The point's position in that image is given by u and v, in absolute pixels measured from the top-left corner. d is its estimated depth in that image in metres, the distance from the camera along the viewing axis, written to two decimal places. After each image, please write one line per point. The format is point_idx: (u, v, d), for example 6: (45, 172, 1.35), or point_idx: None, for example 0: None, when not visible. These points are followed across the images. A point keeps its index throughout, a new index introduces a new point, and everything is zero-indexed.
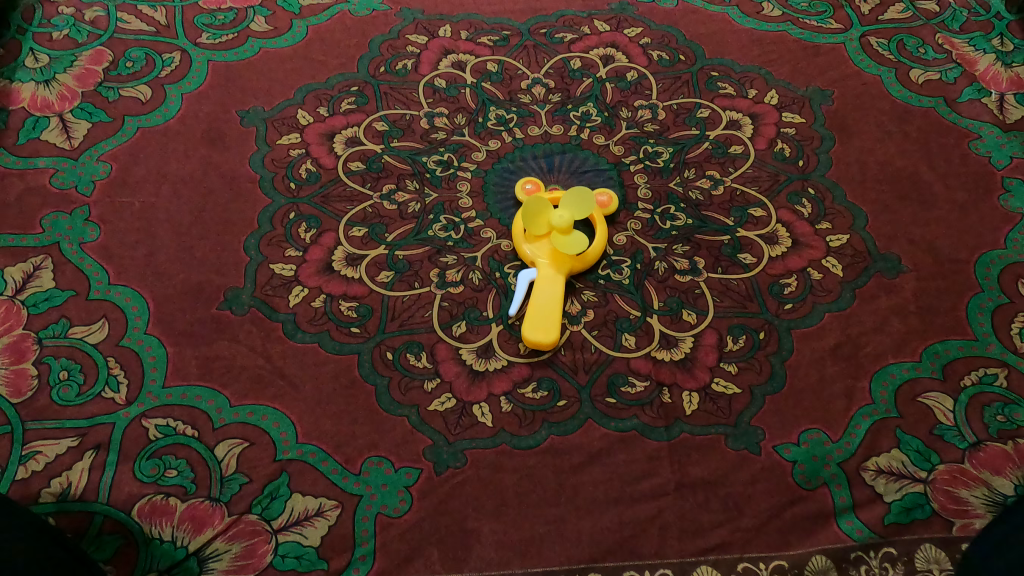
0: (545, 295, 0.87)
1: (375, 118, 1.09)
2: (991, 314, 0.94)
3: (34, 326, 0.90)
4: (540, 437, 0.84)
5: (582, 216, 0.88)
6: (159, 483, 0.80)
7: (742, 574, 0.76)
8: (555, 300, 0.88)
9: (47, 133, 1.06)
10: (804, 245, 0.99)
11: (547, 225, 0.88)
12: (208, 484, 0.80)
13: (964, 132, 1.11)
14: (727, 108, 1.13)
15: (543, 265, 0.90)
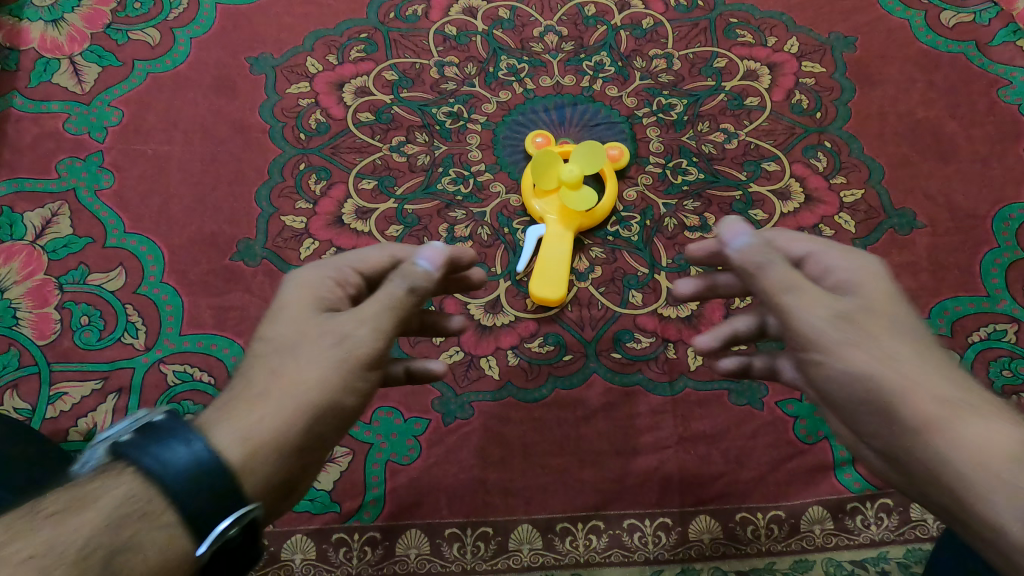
0: (555, 253, 0.88)
1: (384, 67, 1.08)
2: (1005, 270, 0.93)
3: (55, 271, 0.93)
4: (546, 390, 0.85)
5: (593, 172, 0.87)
6: None
7: (739, 523, 0.79)
8: (565, 257, 0.89)
9: (59, 77, 1.06)
10: (817, 201, 0.98)
11: (557, 182, 0.88)
12: None
13: (994, 79, 1.08)
14: (745, 58, 1.10)
15: (553, 222, 0.90)
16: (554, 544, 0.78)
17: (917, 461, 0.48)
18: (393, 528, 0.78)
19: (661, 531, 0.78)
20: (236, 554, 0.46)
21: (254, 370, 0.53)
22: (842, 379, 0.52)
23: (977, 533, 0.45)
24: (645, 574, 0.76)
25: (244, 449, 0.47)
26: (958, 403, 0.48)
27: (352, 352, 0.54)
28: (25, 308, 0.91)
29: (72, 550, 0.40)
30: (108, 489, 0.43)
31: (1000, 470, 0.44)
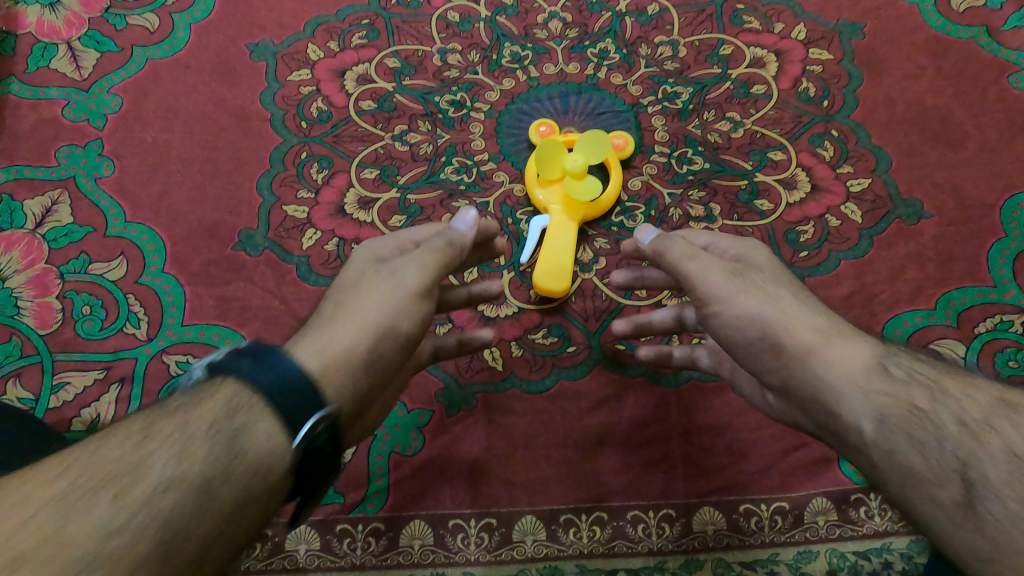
0: (559, 243, 0.87)
1: (386, 55, 1.06)
2: (1012, 259, 0.92)
3: (56, 260, 0.92)
4: (549, 381, 0.85)
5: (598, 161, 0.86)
6: None
7: (743, 515, 0.78)
8: (569, 246, 0.88)
9: (57, 62, 1.05)
10: (823, 190, 0.97)
11: (560, 171, 0.87)
12: None
13: (1004, 65, 1.06)
14: (752, 45, 1.08)
15: (556, 211, 0.89)
16: (558, 535, 0.77)
17: (797, 381, 0.56)
18: (397, 519, 0.78)
19: (665, 522, 0.78)
20: (325, 456, 0.49)
21: (326, 308, 0.61)
22: (735, 322, 0.61)
23: (845, 438, 0.52)
24: (648, 565, 0.76)
25: (323, 361, 0.53)
26: (828, 331, 0.57)
27: (408, 285, 0.62)
28: (26, 297, 0.90)
29: (198, 437, 0.44)
30: (217, 391, 0.47)
31: (856, 379, 0.52)
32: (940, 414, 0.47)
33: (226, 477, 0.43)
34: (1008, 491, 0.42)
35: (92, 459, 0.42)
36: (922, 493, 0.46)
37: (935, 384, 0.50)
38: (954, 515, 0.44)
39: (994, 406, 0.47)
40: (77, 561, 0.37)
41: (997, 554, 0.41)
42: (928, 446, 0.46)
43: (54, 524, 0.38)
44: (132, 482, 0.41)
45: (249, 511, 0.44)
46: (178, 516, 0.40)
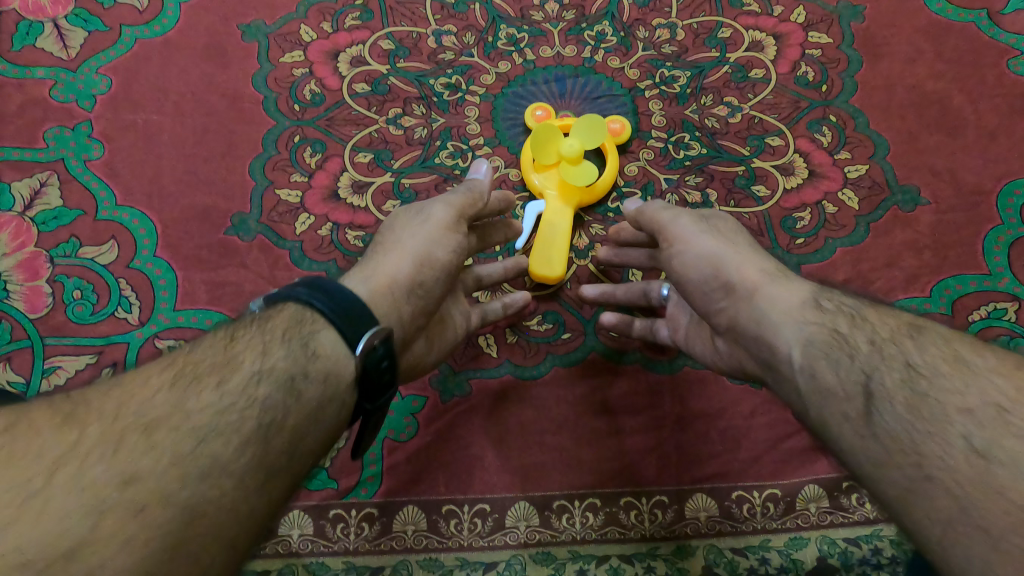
0: (555, 229, 0.87)
1: (380, 36, 1.05)
2: (1008, 247, 0.92)
3: (46, 244, 0.91)
4: (543, 368, 0.85)
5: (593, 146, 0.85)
6: None
7: (735, 502, 0.79)
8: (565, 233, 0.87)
9: (43, 41, 1.03)
10: (820, 176, 0.96)
11: (556, 157, 0.86)
12: None
13: (1004, 50, 1.05)
14: (751, 28, 1.07)
15: (552, 197, 0.88)
16: (551, 521, 0.78)
17: (742, 320, 0.62)
18: (391, 504, 0.78)
19: (657, 509, 0.78)
20: (383, 371, 0.56)
21: (372, 251, 0.70)
22: (688, 271, 0.67)
23: (780, 369, 0.58)
24: (641, 551, 0.77)
25: (369, 286, 0.62)
26: (773, 273, 0.63)
27: (440, 224, 0.70)
28: (16, 280, 0.89)
29: (277, 344, 0.52)
30: (283, 310, 0.55)
31: (790, 312, 0.58)
32: (857, 336, 0.53)
33: (306, 374, 0.51)
34: (898, 397, 0.47)
35: (194, 359, 0.50)
36: (835, 408, 0.51)
37: (857, 313, 0.55)
38: (855, 422, 0.49)
39: (903, 328, 0.52)
40: (201, 431, 0.44)
41: (885, 454, 0.46)
42: (842, 362, 0.51)
43: (176, 403, 0.45)
44: (231, 376, 0.49)
45: (324, 405, 0.51)
46: (272, 400, 0.48)
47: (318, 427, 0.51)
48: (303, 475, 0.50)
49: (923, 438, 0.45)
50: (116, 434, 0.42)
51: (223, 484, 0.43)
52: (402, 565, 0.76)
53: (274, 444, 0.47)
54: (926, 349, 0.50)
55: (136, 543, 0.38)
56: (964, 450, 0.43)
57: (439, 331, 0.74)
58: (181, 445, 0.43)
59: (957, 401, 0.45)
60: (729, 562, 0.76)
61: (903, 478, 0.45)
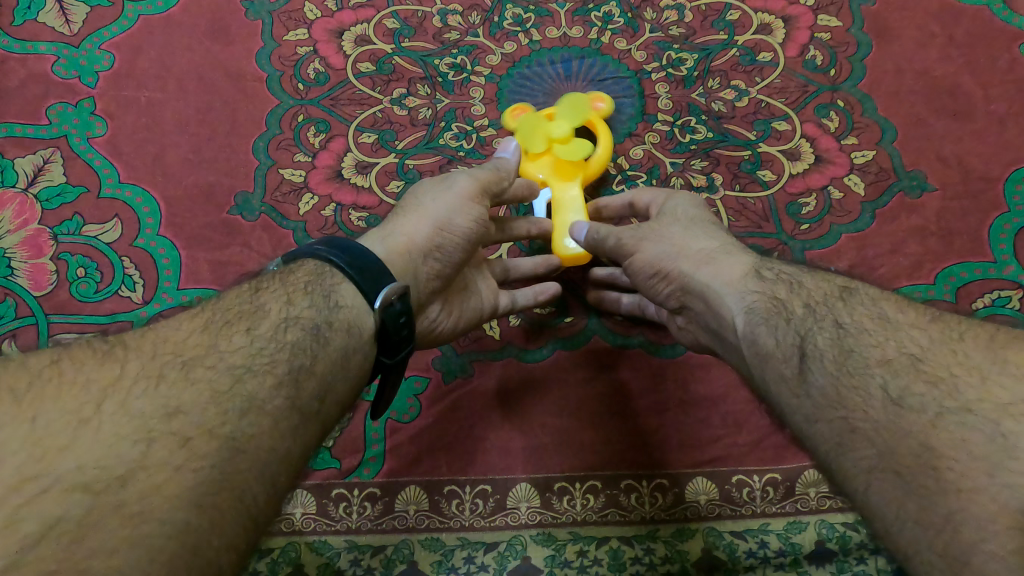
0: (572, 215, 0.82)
1: (385, 15, 1.04)
2: (1014, 235, 0.92)
3: (49, 221, 0.91)
4: (546, 350, 0.85)
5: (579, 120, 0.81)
6: None
7: (735, 486, 0.79)
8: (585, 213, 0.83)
9: (45, 16, 1.02)
10: (827, 161, 0.96)
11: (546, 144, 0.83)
12: None
13: (1016, 35, 1.04)
14: (759, 10, 1.06)
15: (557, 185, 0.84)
16: (552, 503, 0.78)
17: (692, 298, 0.65)
18: (393, 484, 0.79)
19: (658, 491, 0.79)
20: (401, 327, 0.59)
21: (395, 213, 0.72)
22: (640, 256, 0.69)
23: (728, 340, 0.60)
24: (641, 533, 0.77)
25: (387, 246, 0.66)
26: (718, 248, 0.66)
27: (465, 188, 0.71)
28: (20, 257, 0.90)
29: (300, 295, 0.56)
30: (303, 266, 0.59)
31: (732, 286, 0.60)
32: (793, 301, 0.55)
33: (330, 324, 0.55)
34: (827, 356, 0.50)
35: (222, 305, 0.53)
36: (773, 371, 0.53)
37: (795, 280, 0.58)
38: (792, 384, 0.51)
39: (834, 292, 0.55)
40: (237, 370, 0.48)
41: (817, 412, 0.48)
42: (780, 327, 0.54)
43: (211, 345, 0.49)
44: (260, 322, 0.52)
45: (348, 353, 0.56)
46: (300, 347, 0.52)
47: (343, 374, 0.55)
48: (330, 421, 0.54)
49: (849, 391, 0.47)
50: (157, 369, 0.45)
51: (261, 421, 0.46)
52: (404, 544, 0.77)
53: (305, 385, 0.51)
54: (856, 309, 0.53)
55: (185, 470, 0.41)
56: (883, 399, 0.46)
57: (460, 299, 0.75)
58: (221, 381, 0.47)
59: (878, 355, 0.48)
60: (727, 544, 0.77)
61: (833, 432, 0.47)
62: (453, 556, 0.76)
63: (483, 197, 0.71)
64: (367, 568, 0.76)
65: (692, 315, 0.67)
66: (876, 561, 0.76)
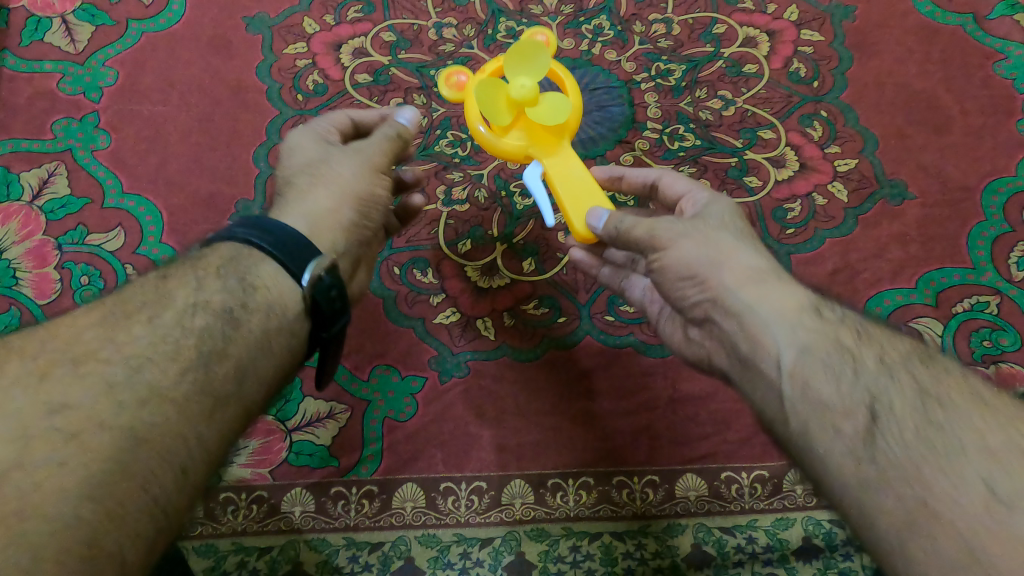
0: (573, 187, 0.69)
1: (382, 28, 1.07)
2: (991, 242, 0.95)
3: (54, 232, 0.93)
4: (540, 350, 0.88)
5: (539, 70, 0.67)
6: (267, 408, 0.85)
7: (725, 482, 0.81)
8: (585, 180, 0.69)
9: (51, 36, 1.05)
10: (811, 169, 0.99)
11: (510, 110, 0.68)
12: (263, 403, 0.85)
13: (990, 53, 1.08)
14: (745, 24, 1.10)
15: (541, 153, 0.70)
16: (545, 499, 0.80)
17: (725, 316, 0.54)
18: (390, 481, 0.81)
19: (648, 488, 0.81)
20: (333, 301, 0.54)
21: (290, 187, 0.62)
22: (672, 256, 0.58)
23: (762, 372, 0.50)
24: (633, 528, 0.79)
25: (308, 222, 0.59)
26: (764, 269, 0.55)
27: (371, 157, 0.65)
28: (25, 267, 0.91)
29: (211, 278, 0.51)
30: (218, 250, 0.54)
31: (785, 314, 0.50)
32: (864, 354, 0.47)
33: (244, 306, 0.51)
34: (908, 423, 0.43)
35: (125, 298, 0.49)
36: (822, 422, 0.45)
37: (860, 327, 0.50)
38: (852, 443, 0.44)
39: (911, 352, 0.48)
40: (135, 360, 0.44)
41: (884, 482, 0.42)
42: (843, 378, 0.46)
43: (108, 337, 0.45)
44: (163, 311, 0.48)
45: (269, 334, 0.51)
46: (208, 332, 0.48)
47: (266, 355, 0.51)
48: (255, 406, 0.51)
49: (937, 474, 0.40)
50: (42, 369, 0.42)
51: (165, 409, 0.43)
52: (401, 540, 0.78)
53: (217, 369, 0.47)
54: (938, 378, 0.46)
55: (73, 465, 0.38)
56: (985, 495, 0.39)
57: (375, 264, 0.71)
58: (114, 373, 0.43)
59: (976, 439, 0.41)
60: (717, 540, 0.79)
61: (903, 509, 0.40)
62: (449, 551, 0.78)
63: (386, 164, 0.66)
64: (365, 564, 0.77)
65: (715, 334, 0.57)
66: (862, 557, 0.78)
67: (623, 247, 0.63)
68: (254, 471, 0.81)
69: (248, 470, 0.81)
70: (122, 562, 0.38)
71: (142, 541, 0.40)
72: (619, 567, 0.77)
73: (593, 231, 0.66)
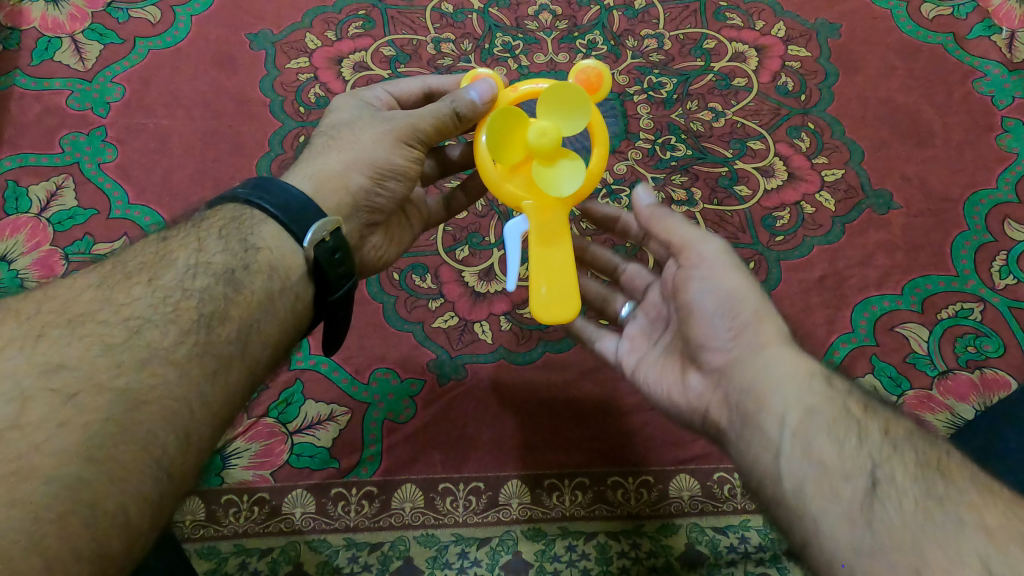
0: (548, 259, 0.63)
1: (382, 43, 1.10)
2: (974, 251, 0.97)
3: (61, 242, 0.94)
4: (536, 353, 0.91)
5: (573, 129, 0.61)
6: (266, 408, 0.86)
7: (717, 483, 0.83)
8: (563, 258, 0.63)
9: (61, 55, 1.08)
10: (799, 178, 1.02)
11: (522, 155, 0.61)
12: (264, 405, 0.86)
13: (969, 70, 1.12)
14: (734, 40, 1.13)
15: (534, 211, 0.63)
16: (542, 499, 0.82)
17: (740, 371, 0.54)
18: (389, 482, 0.82)
19: (643, 488, 0.83)
20: (336, 264, 0.57)
21: (322, 141, 0.65)
22: (713, 285, 0.59)
23: (763, 431, 0.50)
24: (627, 528, 0.81)
25: (315, 182, 0.61)
26: (783, 334, 0.55)
27: (401, 126, 0.64)
28: (31, 277, 0.92)
29: (213, 240, 0.54)
30: (220, 212, 0.57)
31: (796, 377, 0.51)
32: (871, 423, 0.47)
33: (246, 268, 0.53)
34: (909, 495, 0.42)
35: (123, 262, 0.51)
36: (821, 485, 0.45)
37: (870, 400, 0.49)
38: (852, 508, 0.43)
39: (919, 433, 0.46)
40: (134, 322, 0.46)
41: (877, 549, 0.41)
42: (847, 443, 0.46)
43: (107, 300, 0.47)
44: (164, 272, 0.50)
45: (270, 295, 0.54)
46: (210, 293, 0.50)
47: (267, 317, 0.53)
48: (257, 375, 0.53)
49: (933, 546, 0.39)
50: (37, 330, 0.43)
51: (164, 372, 0.45)
52: (400, 540, 0.79)
53: (218, 330, 0.49)
54: (943, 454, 0.44)
55: (73, 428, 0.39)
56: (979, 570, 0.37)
57: (397, 231, 0.74)
58: (113, 335, 0.45)
59: (975, 517, 0.39)
60: (710, 540, 0.80)
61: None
62: (447, 551, 0.79)
63: (419, 135, 0.64)
64: (364, 564, 0.78)
65: (720, 389, 0.56)
66: None
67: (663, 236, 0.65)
68: (255, 474, 0.83)
69: (250, 471, 0.83)
70: (125, 523, 0.40)
71: (145, 502, 0.41)
72: (614, 567, 0.79)
73: (568, 306, 0.62)
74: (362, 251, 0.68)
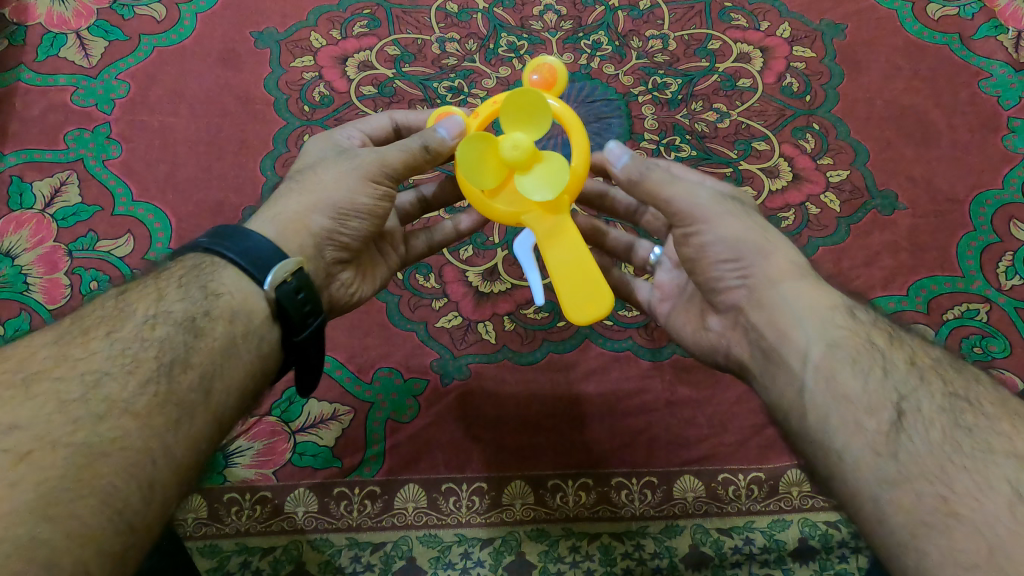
0: (565, 260, 0.62)
1: (386, 42, 1.10)
2: (980, 252, 0.97)
3: (64, 239, 0.94)
4: (539, 353, 0.90)
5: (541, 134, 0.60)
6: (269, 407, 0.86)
7: (721, 484, 0.83)
8: (579, 254, 0.62)
9: (66, 51, 1.08)
10: (804, 179, 1.01)
11: (501, 172, 0.61)
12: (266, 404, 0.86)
13: (976, 71, 1.12)
14: (738, 41, 1.13)
15: (535, 219, 0.62)
16: (545, 499, 0.81)
17: (760, 309, 0.57)
18: (392, 482, 0.82)
19: (647, 489, 0.82)
20: (302, 305, 0.56)
21: (288, 184, 0.65)
22: (717, 231, 0.59)
23: (789, 365, 0.53)
24: (630, 528, 0.80)
25: (276, 225, 0.61)
26: (804, 270, 0.58)
27: (366, 164, 0.63)
28: (34, 273, 0.91)
29: (172, 291, 0.53)
30: (182, 263, 0.57)
31: (818, 311, 0.53)
32: (896, 354, 0.50)
33: (207, 314, 0.52)
34: (937, 424, 0.45)
35: (81, 318, 0.50)
36: (844, 417, 0.47)
37: (893, 331, 0.53)
38: (876, 437, 0.45)
39: (945, 362, 0.50)
40: (92, 375, 0.45)
41: (903, 477, 0.43)
42: (874, 374, 0.48)
43: (63, 355, 0.46)
44: (122, 325, 0.50)
45: (234, 341, 0.53)
46: (171, 342, 0.50)
47: (230, 363, 0.52)
48: (235, 396, 0.52)
49: (962, 472, 0.42)
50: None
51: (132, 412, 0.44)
52: (403, 540, 0.79)
53: (180, 377, 0.48)
54: (968, 380, 0.48)
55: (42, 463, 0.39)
56: (1010, 495, 0.40)
57: (370, 269, 0.72)
58: (69, 390, 0.44)
59: (1005, 445, 0.42)
60: (715, 541, 0.80)
61: (922, 505, 0.41)
62: (450, 551, 0.79)
63: (386, 172, 0.64)
64: (366, 564, 0.78)
65: (741, 326, 0.60)
66: (857, 560, 0.78)
67: (638, 191, 0.63)
68: (257, 472, 0.82)
69: (252, 470, 0.83)
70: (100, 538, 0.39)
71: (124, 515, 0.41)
72: (618, 567, 0.78)
73: (600, 300, 0.61)
74: (330, 289, 0.67)
